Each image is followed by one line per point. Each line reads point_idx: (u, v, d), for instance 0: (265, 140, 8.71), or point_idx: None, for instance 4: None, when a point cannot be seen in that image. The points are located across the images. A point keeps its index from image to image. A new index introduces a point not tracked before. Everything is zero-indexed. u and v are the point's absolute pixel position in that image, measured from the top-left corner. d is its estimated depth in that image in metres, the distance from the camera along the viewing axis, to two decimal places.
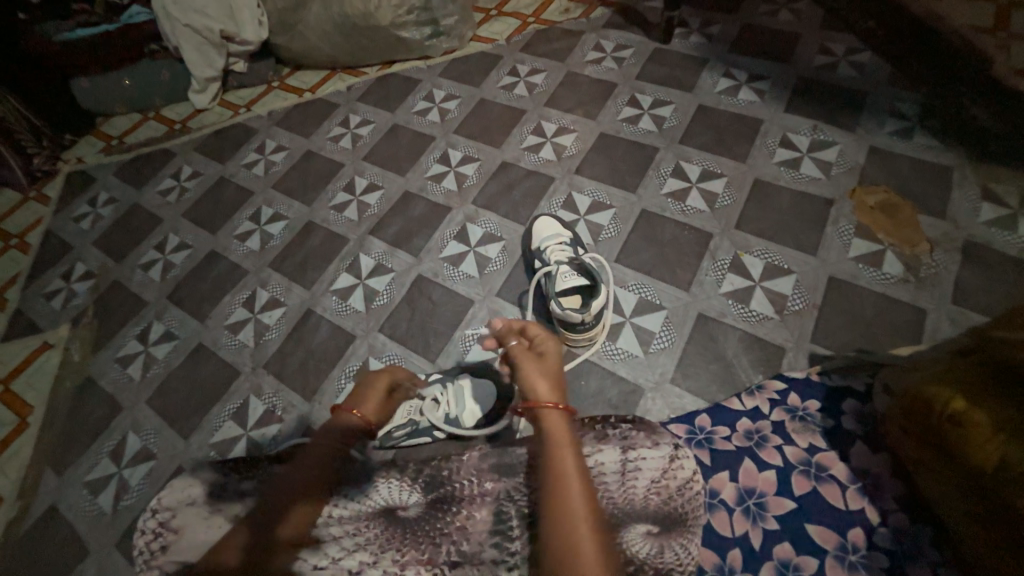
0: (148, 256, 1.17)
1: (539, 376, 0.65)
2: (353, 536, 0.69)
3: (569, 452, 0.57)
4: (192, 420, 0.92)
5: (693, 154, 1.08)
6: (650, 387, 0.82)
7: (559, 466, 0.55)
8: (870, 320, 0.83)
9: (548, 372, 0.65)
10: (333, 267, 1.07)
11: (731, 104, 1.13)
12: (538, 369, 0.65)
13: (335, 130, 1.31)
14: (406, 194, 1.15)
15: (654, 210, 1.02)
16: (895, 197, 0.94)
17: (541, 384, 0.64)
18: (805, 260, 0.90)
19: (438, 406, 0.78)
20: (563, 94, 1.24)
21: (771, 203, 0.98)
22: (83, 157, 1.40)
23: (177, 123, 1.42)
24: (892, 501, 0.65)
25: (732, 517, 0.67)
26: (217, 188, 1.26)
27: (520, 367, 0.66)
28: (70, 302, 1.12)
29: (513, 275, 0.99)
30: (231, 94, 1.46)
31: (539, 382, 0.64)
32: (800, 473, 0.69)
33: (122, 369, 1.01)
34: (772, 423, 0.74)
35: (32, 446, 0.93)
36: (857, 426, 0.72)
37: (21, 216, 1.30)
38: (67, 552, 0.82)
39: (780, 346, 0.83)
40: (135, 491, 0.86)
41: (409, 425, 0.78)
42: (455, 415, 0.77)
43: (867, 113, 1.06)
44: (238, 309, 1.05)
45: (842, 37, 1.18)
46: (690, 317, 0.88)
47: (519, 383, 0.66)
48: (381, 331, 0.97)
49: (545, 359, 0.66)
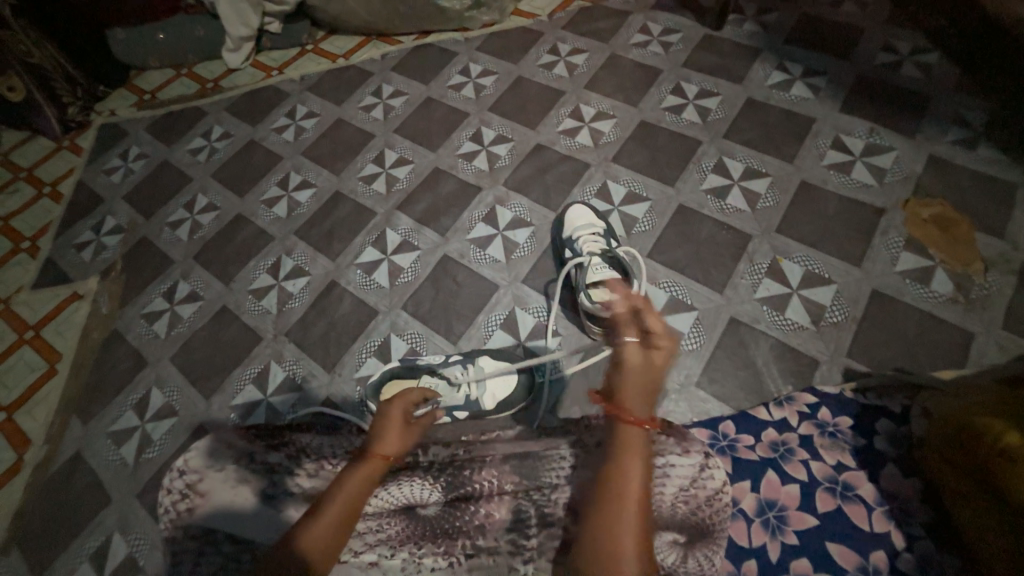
0: (176, 215, 1.17)
1: (631, 386, 0.57)
2: (374, 531, 0.66)
3: (635, 466, 0.52)
4: (214, 381, 0.94)
5: (737, 150, 1.03)
6: (675, 388, 0.81)
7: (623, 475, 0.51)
8: (911, 339, 0.79)
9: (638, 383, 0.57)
10: (359, 240, 1.06)
11: (782, 100, 1.08)
12: (629, 375, 0.58)
13: (367, 99, 1.28)
14: (436, 171, 1.13)
15: (692, 207, 0.98)
16: (951, 211, 0.89)
17: (632, 393, 0.57)
18: (848, 271, 0.87)
19: (459, 388, 0.80)
20: (604, 77, 1.19)
21: (817, 208, 0.94)
22: (115, 110, 1.39)
23: (209, 82, 1.40)
24: (919, 527, 0.63)
25: (750, 527, 0.66)
26: (246, 151, 1.25)
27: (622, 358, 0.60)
28: (100, 255, 1.13)
29: (541, 262, 0.96)
30: (264, 54, 1.43)
31: (631, 389, 0.57)
32: (825, 490, 0.67)
33: (148, 325, 1.02)
34: (799, 436, 0.72)
35: (60, 392, 0.96)
36: (889, 448, 0.69)
37: (54, 165, 1.31)
38: (91, 497, 0.85)
39: (813, 358, 0.80)
40: (158, 445, 0.88)
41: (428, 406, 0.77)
42: (476, 397, 0.80)
43: (929, 119, 0.99)
44: (262, 275, 1.05)
45: (909, 35, 1.11)
46: (721, 320, 0.85)
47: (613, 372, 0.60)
48: (404, 308, 0.96)
49: (638, 365, 0.58)
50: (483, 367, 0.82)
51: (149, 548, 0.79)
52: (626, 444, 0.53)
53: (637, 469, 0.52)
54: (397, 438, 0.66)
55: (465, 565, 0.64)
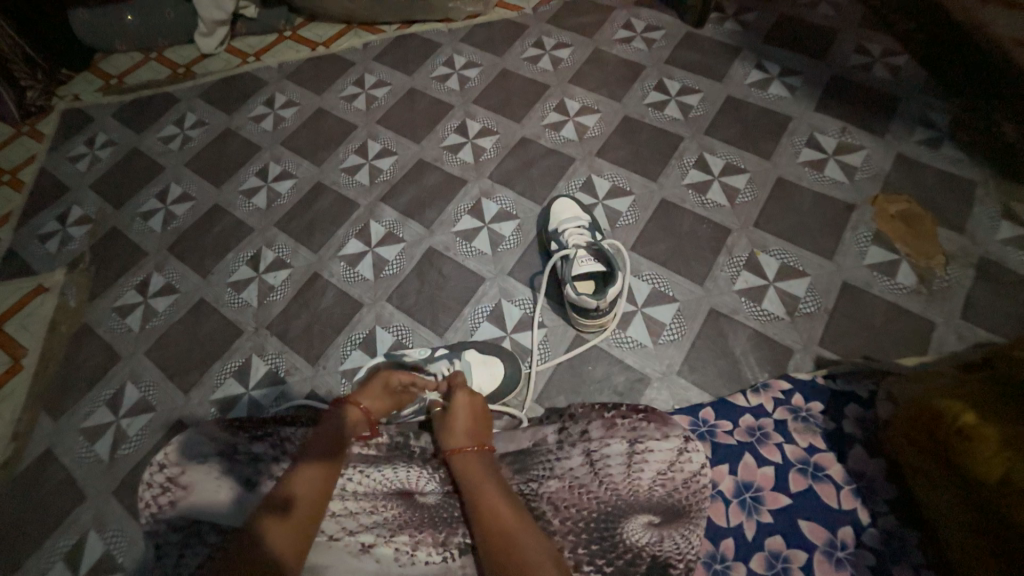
0: (148, 205, 1.13)
1: (456, 420, 0.68)
2: (369, 514, 0.65)
3: (491, 484, 0.60)
4: (193, 374, 0.91)
5: (717, 146, 1.06)
6: (657, 377, 0.83)
7: (486, 496, 0.58)
8: (878, 328, 0.84)
9: (465, 416, 0.69)
10: (342, 232, 1.04)
11: (761, 98, 1.11)
12: (454, 413, 0.69)
13: (349, 89, 1.26)
14: (420, 163, 1.12)
15: (674, 201, 1.00)
16: (916, 207, 0.94)
17: (462, 428, 0.67)
18: (821, 264, 0.90)
19: None
20: (588, 72, 1.20)
21: (792, 203, 0.97)
22: (79, 95, 1.33)
23: (181, 67, 1.35)
24: (883, 504, 0.67)
25: (728, 507, 0.69)
26: (223, 140, 1.21)
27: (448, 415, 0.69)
28: (66, 246, 1.08)
29: (527, 255, 0.97)
30: (240, 40, 1.39)
31: (456, 430, 0.67)
32: (798, 471, 0.71)
33: (120, 318, 0.99)
34: (774, 421, 0.75)
35: (26, 389, 0.92)
36: (857, 430, 0.73)
37: (13, 151, 1.24)
38: (62, 496, 0.82)
39: (788, 348, 0.84)
40: (133, 442, 0.86)
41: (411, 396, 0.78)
42: None
43: (897, 120, 1.04)
44: (242, 267, 1.02)
45: (878, 38, 1.15)
46: (702, 311, 0.88)
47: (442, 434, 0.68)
48: (390, 301, 0.95)
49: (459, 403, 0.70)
50: (469, 359, 0.82)
51: (127, 546, 0.77)
52: (472, 475, 0.62)
53: (485, 484, 0.60)
54: (377, 398, 0.71)
55: (459, 559, 0.62)
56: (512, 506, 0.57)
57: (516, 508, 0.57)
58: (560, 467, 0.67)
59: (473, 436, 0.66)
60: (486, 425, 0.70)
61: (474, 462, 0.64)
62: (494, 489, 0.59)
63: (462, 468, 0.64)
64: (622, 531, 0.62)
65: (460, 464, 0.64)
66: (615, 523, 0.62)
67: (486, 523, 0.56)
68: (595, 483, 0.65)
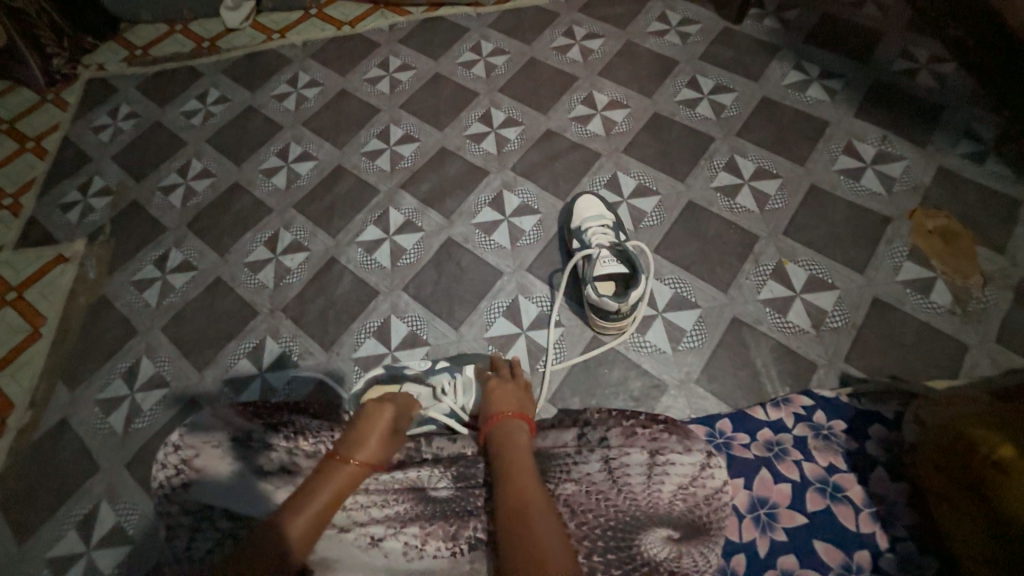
0: (169, 179, 1.13)
1: (504, 396, 0.70)
2: (381, 507, 0.63)
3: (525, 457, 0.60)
4: (208, 352, 0.92)
5: (749, 149, 1.02)
6: (674, 384, 0.81)
7: (518, 467, 0.58)
8: (907, 347, 0.81)
9: (509, 393, 0.71)
10: (361, 217, 1.03)
11: (798, 100, 1.07)
12: (504, 390, 0.71)
13: (373, 71, 1.24)
14: (442, 151, 1.10)
15: (701, 203, 0.97)
16: (956, 224, 0.90)
17: (505, 401, 0.69)
18: (851, 278, 0.87)
19: (443, 399, 0.77)
20: (619, 65, 1.17)
21: (825, 212, 0.94)
22: (104, 65, 1.32)
23: (205, 41, 1.34)
24: (903, 530, 0.65)
25: (741, 522, 0.67)
26: (244, 117, 1.20)
27: (496, 389, 0.72)
28: (87, 217, 1.09)
29: (547, 251, 0.95)
30: (265, 16, 1.37)
31: (504, 403, 0.69)
32: (816, 490, 0.68)
33: (138, 292, 0.99)
34: (794, 437, 0.73)
35: (44, 357, 0.93)
36: (880, 453, 0.71)
37: (38, 119, 1.24)
38: (77, 465, 0.83)
39: (812, 362, 0.81)
40: (147, 416, 0.86)
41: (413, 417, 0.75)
42: (461, 407, 0.77)
43: (940, 130, 1.00)
44: (259, 248, 1.02)
45: (926, 43, 1.10)
46: (724, 320, 0.86)
47: (487, 402, 0.70)
48: (405, 291, 0.94)
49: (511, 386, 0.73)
50: (468, 375, 0.80)
51: (139, 519, 0.78)
52: (509, 441, 0.62)
53: (523, 453, 0.61)
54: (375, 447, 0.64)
55: (467, 554, 0.60)
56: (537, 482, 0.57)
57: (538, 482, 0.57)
58: (577, 471, 0.64)
59: (515, 408, 0.68)
60: (529, 408, 0.71)
61: (514, 432, 0.64)
62: (526, 460, 0.59)
63: (502, 431, 0.64)
64: (641, 543, 0.58)
65: (495, 428, 0.65)
66: (634, 534, 0.58)
67: (510, 487, 0.55)
68: (613, 491, 0.61)
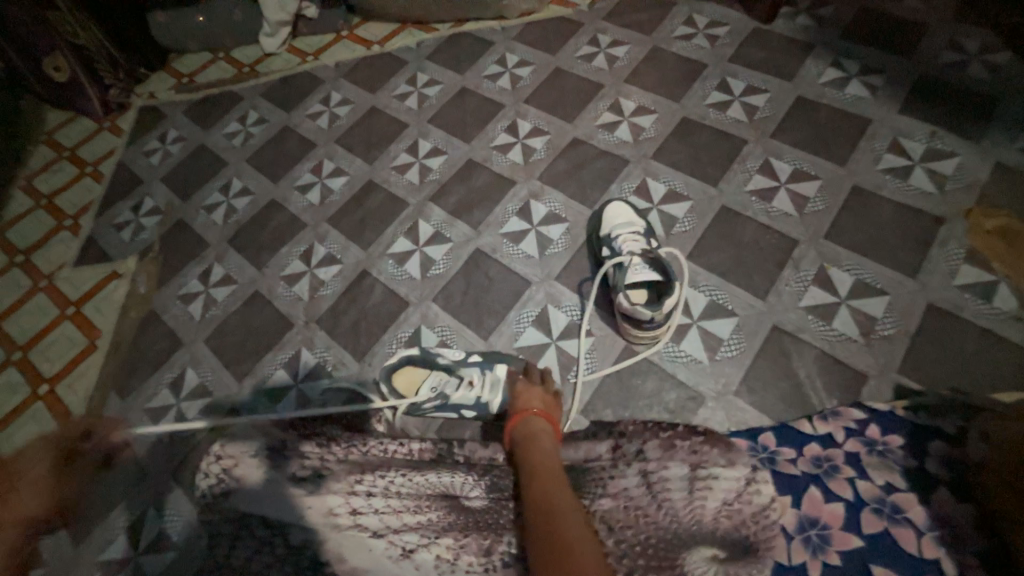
0: (212, 198, 1.18)
1: (529, 398, 0.70)
2: (413, 513, 0.63)
3: (550, 460, 0.60)
4: (246, 363, 0.95)
5: (785, 150, 0.99)
6: (712, 396, 0.78)
7: (545, 471, 0.58)
8: (969, 357, 0.75)
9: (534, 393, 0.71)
10: (391, 230, 1.05)
11: (836, 98, 1.02)
12: (528, 392, 0.71)
13: (401, 88, 1.27)
14: (470, 163, 1.11)
15: (736, 208, 0.94)
16: (1018, 223, 0.84)
17: (530, 401, 0.69)
18: (901, 282, 0.82)
19: (469, 390, 0.78)
20: (645, 70, 1.15)
21: (869, 214, 0.89)
22: (154, 93, 1.41)
23: (246, 66, 1.41)
24: (972, 556, 0.59)
25: (790, 543, 0.63)
26: (281, 136, 1.25)
27: (521, 392, 0.71)
28: (138, 235, 1.16)
29: (576, 260, 0.94)
30: (301, 40, 1.43)
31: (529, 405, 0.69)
32: (872, 511, 0.63)
33: (184, 306, 1.04)
34: (844, 453, 0.69)
35: (99, 367, 0.98)
36: (943, 470, 0.65)
37: (96, 145, 1.34)
38: (127, 472, 0.87)
39: (862, 373, 0.77)
40: (192, 425, 0.90)
41: (436, 399, 0.78)
42: (484, 401, 0.78)
43: (997, 123, 0.93)
44: (295, 262, 1.05)
45: (976, 33, 1.04)
46: (763, 328, 0.82)
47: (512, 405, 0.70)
48: (435, 301, 0.95)
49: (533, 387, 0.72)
50: (498, 373, 0.79)
51: (182, 525, 0.81)
52: (535, 443, 0.62)
53: (550, 459, 0.60)
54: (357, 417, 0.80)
55: (500, 570, 0.59)
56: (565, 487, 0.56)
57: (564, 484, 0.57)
58: (613, 486, 0.62)
59: (541, 407, 0.68)
60: (555, 408, 0.71)
61: (539, 435, 0.64)
62: (553, 462, 0.60)
63: (527, 431, 0.65)
64: (682, 563, 0.55)
65: (520, 429, 0.66)
66: (676, 553, 0.56)
67: (538, 493, 0.55)
68: (653, 507, 0.59)
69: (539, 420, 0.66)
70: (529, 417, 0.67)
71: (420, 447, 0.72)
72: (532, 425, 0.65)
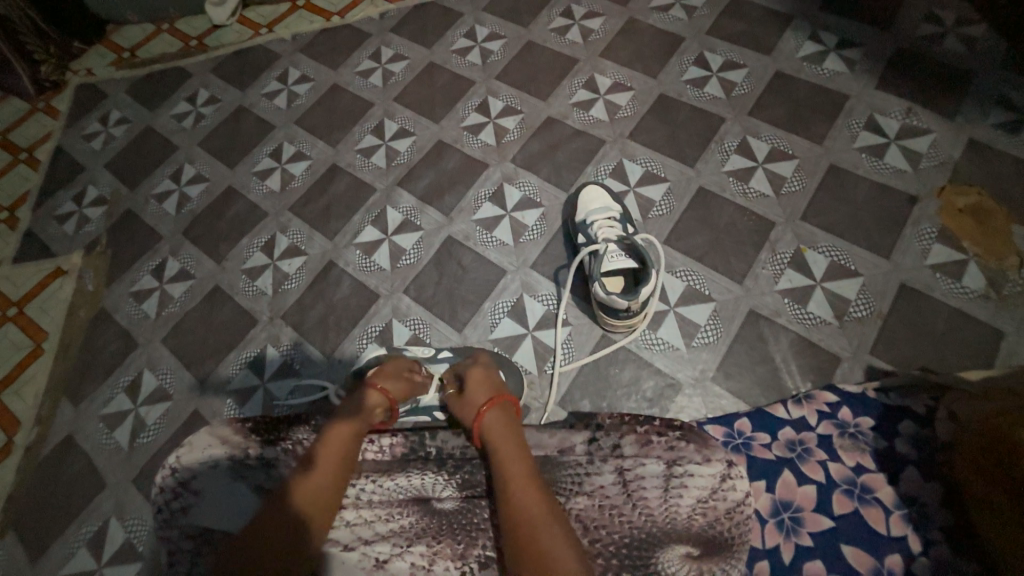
0: (162, 186, 1.10)
1: (481, 391, 0.65)
2: (385, 522, 0.61)
3: (516, 456, 0.56)
4: (208, 364, 0.90)
5: (763, 128, 0.96)
6: (689, 383, 0.79)
7: (510, 472, 0.54)
8: (938, 337, 0.76)
9: (482, 382, 0.67)
10: (358, 219, 1.00)
11: (815, 73, 1.00)
12: (477, 386, 0.66)
13: (365, 63, 1.19)
14: (439, 144, 1.05)
15: (713, 189, 0.92)
16: (989, 200, 0.84)
17: (480, 392, 0.65)
18: (875, 263, 0.82)
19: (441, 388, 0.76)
20: (622, 44, 1.10)
21: (846, 193, 0.88)
22: (92, 69, 1.29)
23: (193, 40, 1.30)
24: (937, 532, 0.60)
25: (763, 527, 0.64)
26: (235, 118, 1.17)
27: (472, 387, 0.67)
28: (83, 228, 1.07)
29: (551, 246, 0.91)
30: (252, 10, 1.32)
31: (481, 397, 0.64)
32: (842, 492, 0.64)
33: (137, 304, 0.97)
34: (817, 436, 0.69)
35: (47, 373, 0.92)
36: (911, 450, 0.66)
37: (29, 128, 1.22)
38: (84, 483, 0.82)
39: (835, 355, 0.78)
40: (152, 430, 0.85)
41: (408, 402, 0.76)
42: None
43: (971, 99, 0.93)
44: (256, 254, 0.99)
45: (954, 4, 1.02)
46: (740, 313, 0.82)
47: (468, 400, 0.65)
48: (407, 293, 0.91)
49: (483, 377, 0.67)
50: None
51: (146, 535, 0.77)
52: (495, 439, 0.59)
53: (516, 456, 0.56)
54: (393, 379, 0.71)
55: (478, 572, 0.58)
56: (538, 485, 0.53)
57: (536, 480, 0.54)
58: (589, 484, 0.60)
59: (492, 395, 0.64)
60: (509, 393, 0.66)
61: (500, 428, 0.60)
62: (518, 457, 0.56)
63: (484, 424, 0.61)
64: (656, 560, 0.56)
65: (482, 427, 0.61)
66: (650, 551, 0.57)
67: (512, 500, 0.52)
68: (629, 507, 0.58)
69: (495, 409, 0.62)
70: (486, 409, 0.62)
71: (392, 442, 0.66)
72: (489, 418, 0.61)
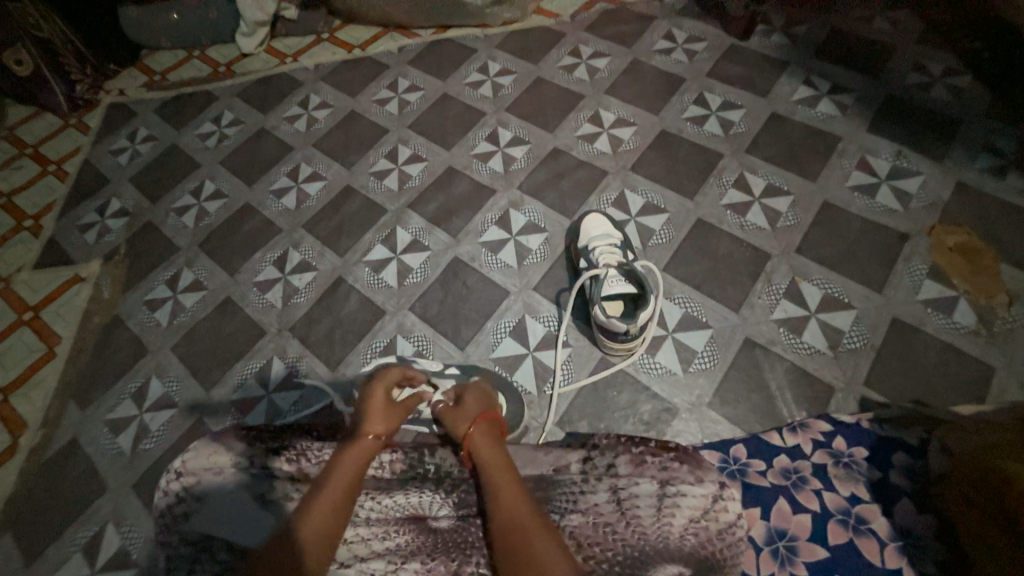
0: (183, 201, 1.15)
1: (468, 409, 0.67)
2: (382, 539, 0.61)
3: (503, 470, 0.58)
4: (215, 373, 0.92)
5: (759, 165, 1.01)
6: (686, 408, 0.80)
7: (499, 485, 0.56)
8: (930, 371, 0.78)
9: (471, 401, 0.69)
10: (368, 237, 1.04)
11: (809, 115, 1.05)
12: (465, 406, 0.68)
13: (382, 92, 1.26)
14: (450, 170, 1.10)
15: (711, 221, 0.96)
16: (977, 240, 0.87)
17: (468, 410, 0.67)
18: (868, 296, 0.85)
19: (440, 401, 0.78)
20: (626, 82, 1.17)
21: (839, 229, 0.92)
22: (124, 90, 1.36)
23: (221, 66, 1.38)
24: (931, 566, 0.60)
25: (759, 556, 0.63)
26: (257, 139, 1.23)
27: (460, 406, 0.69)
28: (104, 237, 1.11)
29: (553, 270, 0.95)
30: (279, 41, 1.41)
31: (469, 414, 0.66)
32: (837, 522, 0.64)
33: (150, 312, 1.00)
34: (812, 465, 0.70)
35: (57, 377, 0.94)
36: (904, 482, 0.66)
37: (60, 143, 1.28)
38: (84, 487, 0.83)
39: (830, 385, 0.79)
40: (156, 436, 0.87)
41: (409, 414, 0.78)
42: None
43: (957, 144, 0.97)
44: (268, 268, 1.03)
45: (940, 56, 1.08)
46: (736, 340, 0.84)
47: (455, 419, 0.67)
48: (412, 310, 0.94)
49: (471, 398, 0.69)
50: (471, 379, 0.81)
51: (142, 542, 0.78)
52: (484, 454, 0.60)
53: (504, 469, 0.58)
54: (387, 416, 0.65)
55: None
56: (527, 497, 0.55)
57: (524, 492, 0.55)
58: (584, 501, 0.61)
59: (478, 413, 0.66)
60: (496, 411, 0.68)
61: (488, 444, 0.62)
62: (505, 471, 0.57)
63: (472, 441, 0.62)
64: None
65: (471, 444, 0.62)
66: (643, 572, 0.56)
67: (502, 512, 0.53)
68: (622, 524, 0.59)
69: (482, 426, 0.64)
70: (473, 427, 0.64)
71: (392, 459, 0.68)
72: (476, 434, 0.63)
